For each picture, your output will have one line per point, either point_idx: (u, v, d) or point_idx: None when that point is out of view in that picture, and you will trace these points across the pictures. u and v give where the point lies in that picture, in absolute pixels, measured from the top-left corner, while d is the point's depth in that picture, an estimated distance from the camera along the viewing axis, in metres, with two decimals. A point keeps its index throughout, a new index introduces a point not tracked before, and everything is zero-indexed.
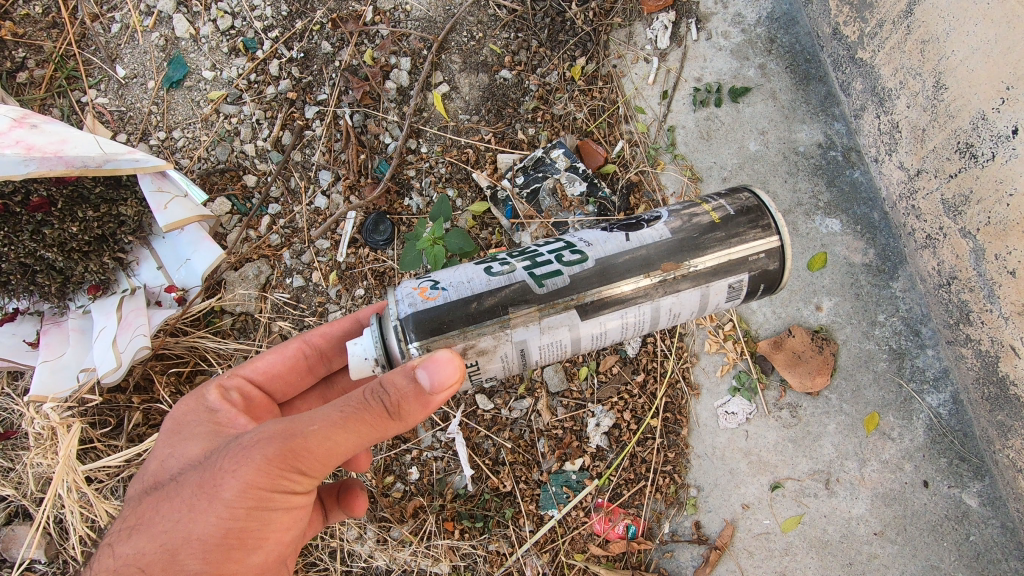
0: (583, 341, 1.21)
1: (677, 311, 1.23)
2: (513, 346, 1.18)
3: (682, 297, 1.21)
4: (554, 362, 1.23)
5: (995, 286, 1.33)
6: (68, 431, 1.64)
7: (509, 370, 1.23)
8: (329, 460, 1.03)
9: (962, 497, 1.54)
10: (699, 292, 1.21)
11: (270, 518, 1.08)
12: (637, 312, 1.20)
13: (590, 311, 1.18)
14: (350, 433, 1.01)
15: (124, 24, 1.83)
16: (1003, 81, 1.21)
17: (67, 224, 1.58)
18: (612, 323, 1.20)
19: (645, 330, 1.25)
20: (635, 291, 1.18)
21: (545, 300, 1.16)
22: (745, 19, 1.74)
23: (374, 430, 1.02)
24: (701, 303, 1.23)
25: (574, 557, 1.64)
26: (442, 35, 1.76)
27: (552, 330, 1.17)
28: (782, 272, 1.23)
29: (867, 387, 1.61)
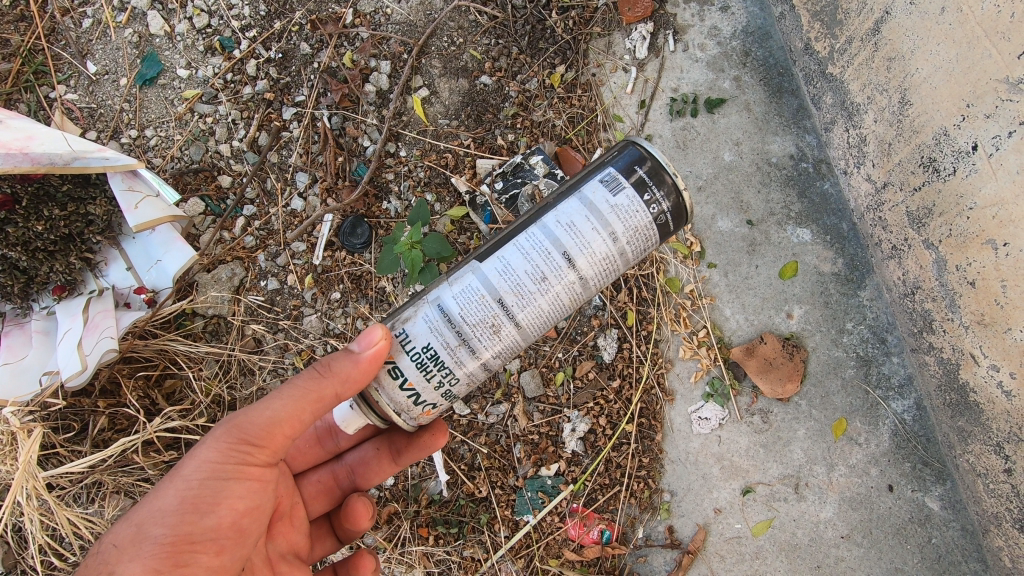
0: (495, 282, 1.18)
1: (568, 224, 1.18)
2: (432, 306, 1.20)
3: (563, 208, 1.20)
4: (480, 316, 1.18)
5: (957, 295, 1.38)
6: (29, 436, 1.57)
7: (439, 336, 1.18)
8: (274, 429, 1.15)
9: (924, 500, 1.59)
10: (575, 196, 1.20)
11: (224, 489, 1.13)
12: (529, 237, 1.20)
13: (488, 254, 1.22)
14: (290, 396, 1.15)
15: (96, 20, 1.79)
16: (963, 99, 1.25)
17: (32, 223, 1.53)
18: (514, 257, 1.19)
19: (551, 252, 1.18)
20: (522, 224, 1.22)
21: (454, 269, 1.26)
22: (721, 31, 1.77)
23: (314, 394, 1.15)
24: (588, 208, 1.18)
25: (549, 563, 1.64)
26: (422, 39, 1.76)
27: (458, 280, 1.21)
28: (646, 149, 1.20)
29: (835, 394, 1.65)
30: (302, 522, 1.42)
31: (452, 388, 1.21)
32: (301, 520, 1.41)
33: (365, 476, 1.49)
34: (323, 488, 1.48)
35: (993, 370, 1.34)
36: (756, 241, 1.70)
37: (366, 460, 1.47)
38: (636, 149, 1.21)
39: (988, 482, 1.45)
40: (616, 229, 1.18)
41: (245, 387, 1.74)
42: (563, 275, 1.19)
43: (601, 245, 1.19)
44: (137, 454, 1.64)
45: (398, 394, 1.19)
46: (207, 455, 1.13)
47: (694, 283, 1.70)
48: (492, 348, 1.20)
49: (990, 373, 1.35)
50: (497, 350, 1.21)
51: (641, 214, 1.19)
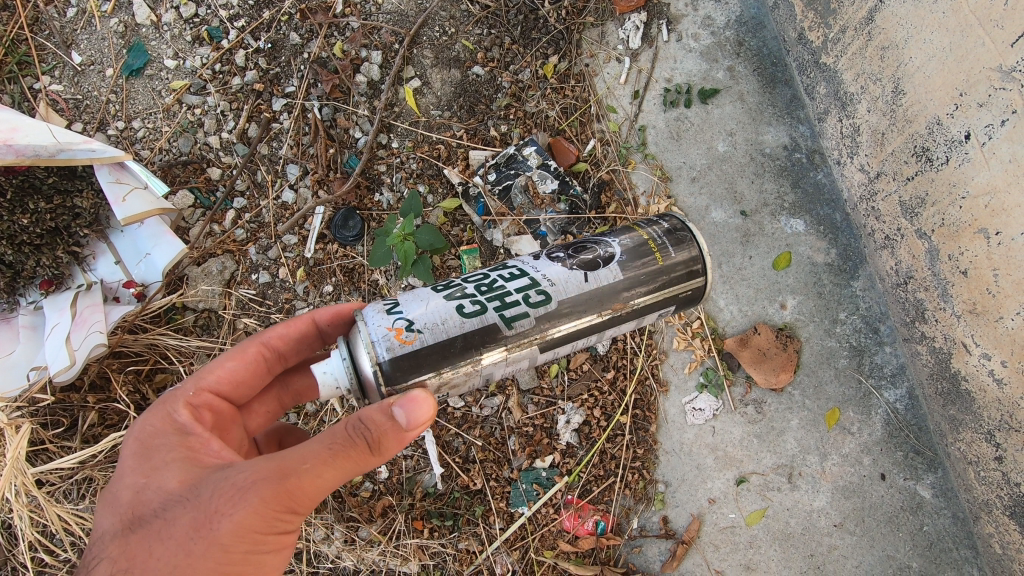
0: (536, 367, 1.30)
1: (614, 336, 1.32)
2: (483, 378, 1.21)
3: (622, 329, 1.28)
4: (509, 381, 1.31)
5: (949, 284, 1.38)
6: (17, 432, 1.57)
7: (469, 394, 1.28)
8: (314, 498, 0.98)
9: (916, 488, 1.60)
10: (637, 323, 1.29)
11: (261, 557, 1.01)
12: (586, 343, 1.28)
13: (550, 347, 1.23)
14: (334, 467, 0.96)
15: (80, 9, 1.76)
16: (957, 87, 1.25)
17: (17, 216, 1.50)
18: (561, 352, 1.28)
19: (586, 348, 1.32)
20: (588, 329, 1.24)
21: (511, 340, 1.18)
22: (715, 21, 1.76)
23: (359, 465, 0.98)
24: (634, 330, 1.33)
25: (544, 554, 1.64)
26: (413, 28, 1.74)
27: (516, 364, 1.21)
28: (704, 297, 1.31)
29: (828, 383, 1.65)
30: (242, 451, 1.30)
31: None
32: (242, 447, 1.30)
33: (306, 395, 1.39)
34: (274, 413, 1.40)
35: (984, 359, 1.35)
36: (749, 231, 1.70)
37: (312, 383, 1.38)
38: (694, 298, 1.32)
39: (979, 470, 1.46)
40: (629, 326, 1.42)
41: None
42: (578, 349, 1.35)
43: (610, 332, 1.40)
44: None
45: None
46: (244, 522, 0.95)
47: None
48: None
49: (981, 361, 1.36)
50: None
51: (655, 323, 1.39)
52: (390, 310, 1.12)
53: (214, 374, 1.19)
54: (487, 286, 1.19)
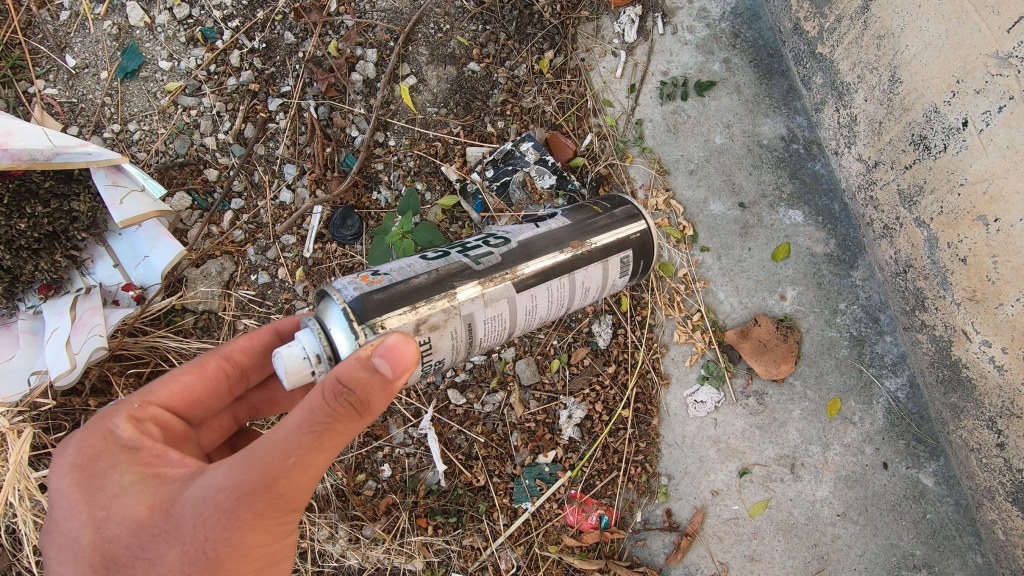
0: (517, 318, 1.32)
1: (587, 286, 1.40)
2: (466, 322, 1.23)
3: (591, 270, 1.39)
4: (496, 339, 1.31)
5: (948, 273, 1.38)
6: (19, 436, 1.57)
7: (455, 350, 1.26)
8: (310, 484, 0.99)
9: (918, 476, 1.61)
10: (600, 266, 1.40)
11: (277, 556, 1.04)
12: (558, 283, 1.34)
13: (523, 283, 1.29)
14: (327, 450, 0.97)
15: (73, 12, 1.75)
16: (953, 75, 1.25)
17: (15, 220, 1.49)
18: (540, 300, 1.33)
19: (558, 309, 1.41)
20: (561, 269, 1.34)
21: (483, 274, 1.25)
22: (710, 13, 1.75)
23: (351, 436, 0.99)
24: (604, 277, 1.42)
25: (548, 549, 1.64)
26: (408, 26, 1.73)
27: (492, 305, 1.26)
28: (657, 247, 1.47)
29: (829, 373, 1.65)
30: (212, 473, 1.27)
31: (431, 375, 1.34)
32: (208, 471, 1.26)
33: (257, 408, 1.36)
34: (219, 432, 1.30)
35: (985, 346, 1.35)
36: (748, 223, 1.70)
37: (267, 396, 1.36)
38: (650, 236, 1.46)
39: (981, 457, 1.46)
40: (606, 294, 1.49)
41: None
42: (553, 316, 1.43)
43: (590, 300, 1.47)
44: None
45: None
46: (250, 537, 0.97)
47: (688, 267, 1.70)
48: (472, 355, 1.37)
49: (982, 349, 1.36)
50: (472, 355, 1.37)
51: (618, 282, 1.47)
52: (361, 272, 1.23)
53: (169, 390, 1.18)
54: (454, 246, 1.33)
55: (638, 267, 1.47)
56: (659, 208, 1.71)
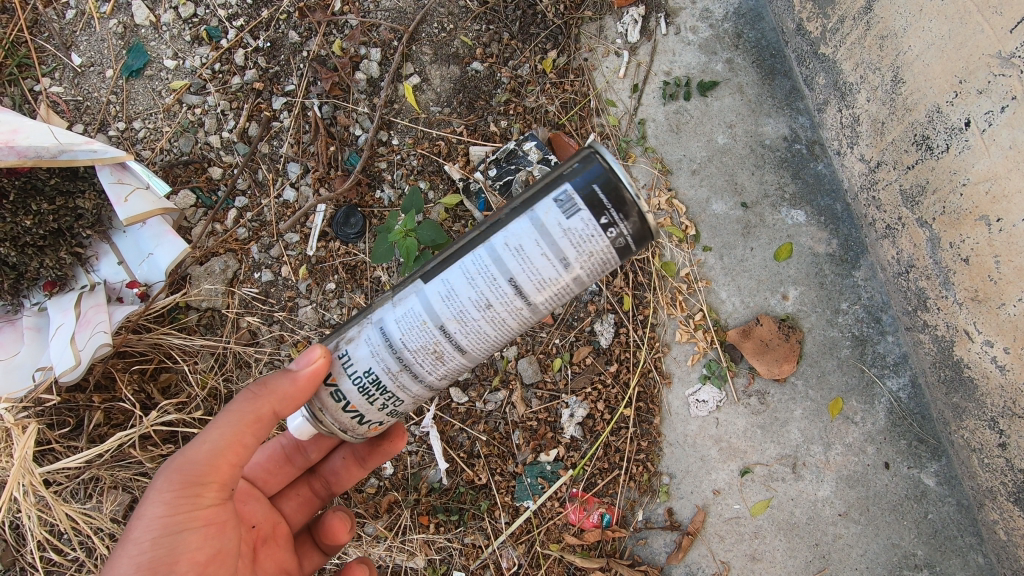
0: (437, 308, 1.09)
1: (517, 247, 1.05)
2: (376, 329, 1.12)
3: (512, 228, 1.06)
4: (422, 343, 1.10)
5: (950, 273, 1.38)
6: (24, 432, 1.56)
7: (381, 360, 1.11)
8: (215, 464, 1.11)
9: (920, 476, 1.61)
10: (519, 217, 1.06)
11: (183, 547, 1.08)
12: (473, 258, 1.08)
13: (431, 273, 1.11)
14: (225, 424, 1.12)
15: (79, 11, 1.76)
16: (955, 75, 1.25)
17: (21, 218, 1.50)
18: (457, 281, 1.08)
19: (497, 280, 1.06)
20: (468, 243, 1.10)
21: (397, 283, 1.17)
22: (713, 14, 1.76)
23: (251, 416, 1.13)
24: (537, 230, 1.03)
25: (550, 548, 1.65)
26: (412, 25, 1.74)
27: (400, 303, 1.12)
28: (609, 164, 1.02)
29: (831, 373, 1.66)
30: (285, 541, 1.34)
31: (398, 407, 1.15)
32: (283, 539, 1.34)
33: (334, 482, 1.42)
34: (301, 505, 1.39)
35: (987, 346, 1.35)
36: (750, 223, 1.70)
37: (337, 471, 1.42)
38: (587, 154, 1.04)
39: (983, 457, 1.46)
40: (568, 257, 1.03)
41: (241, 380, 1.72)
42: (510, 301, 1.07)
43: (550, 273, 1.04)
44: (135, 448, 1.64)
45: (342, 416, 1.14)
46: (156, 511, 1.07)
47: (690, 266, 1.70)
48: (434, 375, 1.13)
49: (984, 349, 1.36)
50: (438, 376, 1.13)
51: (597, 239, 1.03)
52: None
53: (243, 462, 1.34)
54: None
55: (583, 196, 1.02)
56: (662, 207, 1.71)
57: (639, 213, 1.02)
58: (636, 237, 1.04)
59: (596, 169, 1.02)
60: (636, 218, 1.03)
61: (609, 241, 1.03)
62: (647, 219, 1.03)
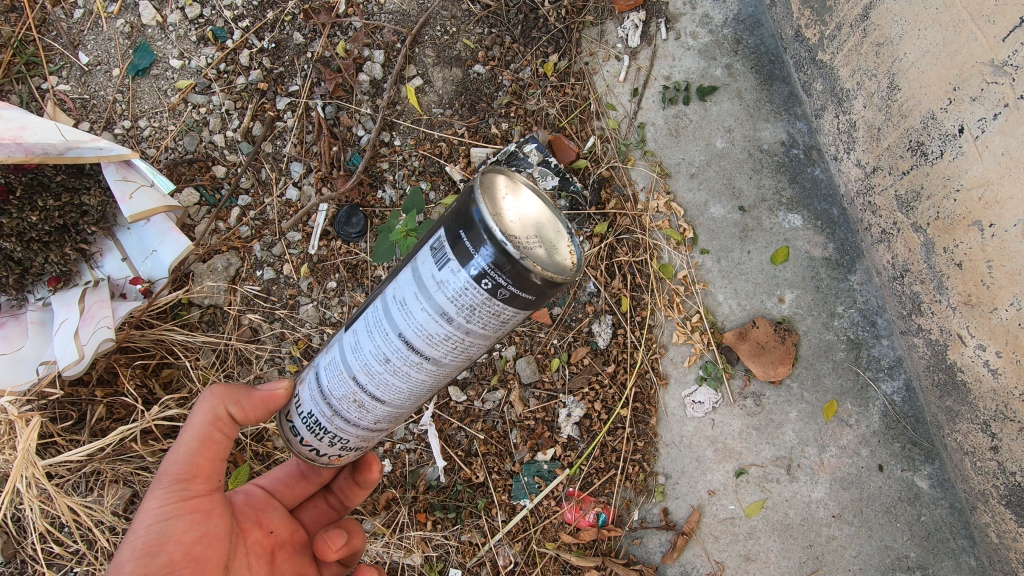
0: (349, 359, 1.06)
1: (401, 298, 0.99)
2: (311, 374, 1.14)
3: (400, 279, 1.01)
4: (341, 392, 1.08)
5: (944, 277, 1.40)
6: (28, 424, 1.58)
7: (317, 403, 1.12)
8: (193, 462, 1.13)
9: (914, 479, 1.62)
10: (408, 270, 1.00)
11: (171, 531, 1.07)
12: (376, 310, 1.04)
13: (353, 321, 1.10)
14: (191, 426, 1.14)
15: (87, 10, 1.79)
16: (950, 83, 1.26)
17: (27, 214, 1.52)
18: (362, 332, 1.05)
19: (389, 334, 1.00)
20: (378, 292, 1.07)
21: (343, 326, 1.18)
22: (713, 19, 1.78)
23: (210, 417, 1.15)
24: (416, 282, 0.97)
25: (546, 546, 1.66)
26: (416, 28, 1.76)
27: (330, 349, 1.12)
28: (471, 203, 0.91)
29: (827, 376, 1.67)
30: (303, 550, 1.30)
31: (349, 442, 1.14)
32: (301, 548, 1.30)
33: (348, 496, 1.39)
34: (319, 517, 1.38)
35: (980, 350, 1.36)
36: (747, 227, 1.72)
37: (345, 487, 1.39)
38: (466, 196, 0.93)
39: (976, 460, 1.48)
40: (448, 312, 0.94)
41: (242, 376, 1.74)
42: (406, 355, 1.00)
43: (438, 329, 0.96)
44: (136, 442, 1.65)
45: (302, 448, 1.16)
46: (149, 503, 1.09)
47: (687, 269, 1.72)
48: (367, 420, 1.10)
49: (977, 352, 1.37)
50: (371, 420, 1.11)
51: (472, 292, 0.92)
52: None
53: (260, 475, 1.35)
54: None
55: (453, 245, 0.92)
56: (660, 210, 1.73)
57: (516, 265, 0.88)
58: (524, 289, 0.90)
59: (468, 215, 0.91)
60: (517, 271, 0.89)
61: (488, 294, 0.91)
62: (534, 269, 0.89)
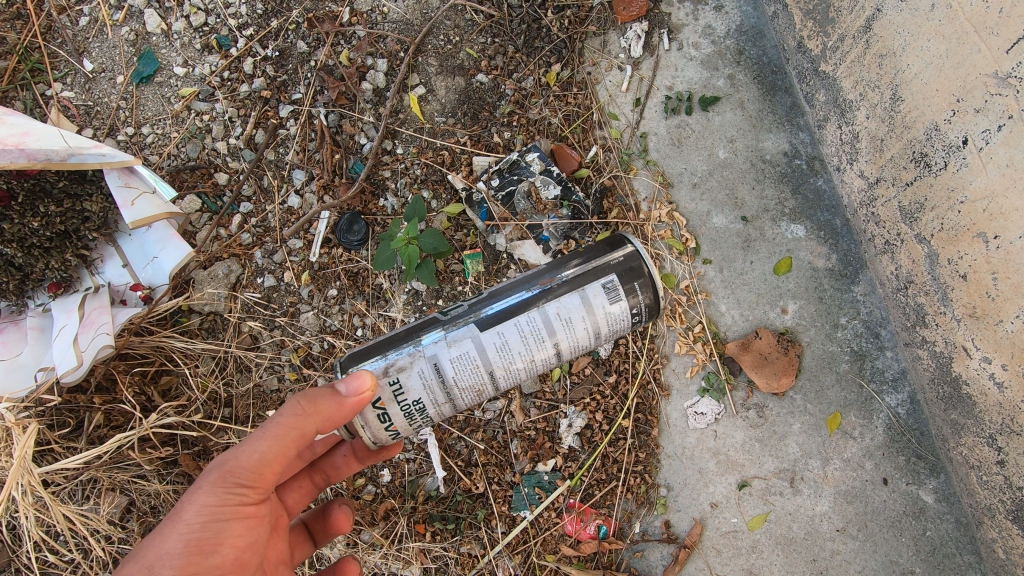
0: (492, 356, 1.29)
1: (565, 316, 1.31)
2: (428, 362, 1.28)
3: (564, 300, 1.31)
4: (467, 379, 1.30)
5: (949, 289, 1.39)
6: (24, 431, 1.57)
7: (432, 392, 1.29)
8: (263, 471, 1.11)
9: (918, 493, 1.60)
10: (576, 294, 1.31)
11: (224, 530, 1.09)
12: (529, 319, 1.30)
13: (488, 323, 1.30)
14: (269, 435, 1.10)
15: (92, 18, 1.79)
16: (953, 94, 1.26)
17: (28, 219, 1.52)
18: (512, 336, 1.30)
19: (545, 340, 1.31)
20: (523, 304, 1.31)
21: (446, 322, 1.32)
22: (715, 30, 1.79)
23: (295, 432, 1.11)
24: (586, 307, 1.31)
25: (546, 558, 1.64)
26: (419, 37, 1.76)
27: (458, 345, 1.28)
28: (645, 267, 1.33)
29: (830, 388, 1.66)
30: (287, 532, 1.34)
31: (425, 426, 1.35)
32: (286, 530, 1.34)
33: (334, 475, 1.43)
34: (302, 495, 1.40)
35: (985, 363, 1.35)
36: (750, 237, 1.71)
37: (337, 466, 1.42)
38: (633, 257, 1.33)
39: (982, 474, 1.46)
40: (601, 329, 1.34)
41: (241, 384, 1.73)
42: (547, 355, 1.33)
43: (585, 338, 1.34)
44: (134, 450, 1.64)
45: (382, 433, 1.29)
46: (205, 500, 1.08)
47: (690, 279, 1.72)
48: (470, 403, 1.35)
49: (982, 365, 1.36)
50: (471, 403, 1.36)
51: (622, 319, 1.35)
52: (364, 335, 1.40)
53: None
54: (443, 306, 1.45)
55: (626, 289, 1.32)
56: (662, 219, 1.73)
57: (650, 306, 1.35)
58: (647, 320, 1.38)
59: (638, 270, 1.33)
60: (653, 308, 1.37)
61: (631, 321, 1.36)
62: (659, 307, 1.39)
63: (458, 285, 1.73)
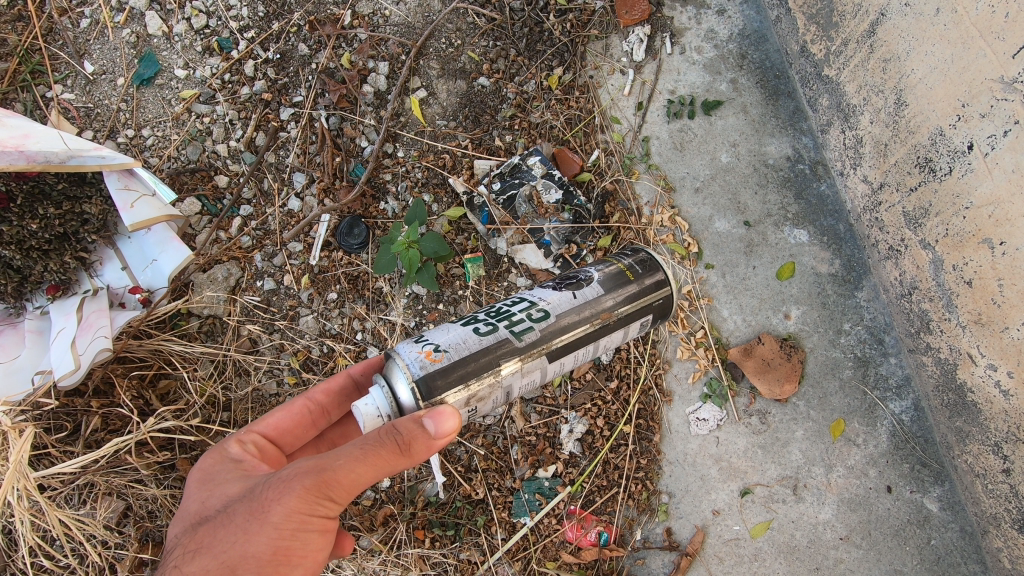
0: (547, 378, 1.39)
1: (608, 345, 1.45)
2: (503, 391, 1.32)
3: (613, 334, 1.43)
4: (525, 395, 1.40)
5: (954, 295, 1.38)
6: (21, 435, 1.55)
7: (491, 409, 1.35)
8: (354, 490, 1.05)
9: (923, 501, 1.58)
10: (623, 331, 1.44)
11: (308, 540, 1.09)
12: (584, 350, 1.40)
13: (556, 355, 1.35)
14: (366, 464, 1.02)
15: (93, 20, 1.79)
16: (958, 98, 1.25)
17: (28, 221, 1.51)
18: (567, 362, 1.39)
19: (586, 359, 1.44)
20: (585, 339, 1.38)
21: (523, 351, 1.30)
22: (718, 35, 1.78)
23: (389, 466, 1.04)
24: (624, 336, 1.46)
25: (546, 566, 1.63)
26: (420, 41, 1.76)
27: (529, 374, 1.33)
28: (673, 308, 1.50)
29: (833, 395, 1.65)
30: None
31: None
32: None
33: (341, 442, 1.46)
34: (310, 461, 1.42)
35: (991, 370, 1.33)
36: (753, 242, 1.70)
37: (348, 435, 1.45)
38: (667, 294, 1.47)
39: (987, 483, 1.44)
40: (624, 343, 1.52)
41: (240, 388, 1.73)
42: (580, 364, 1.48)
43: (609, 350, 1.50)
44: (131, 454, 1.63)
45: None
46: (294, 508, 1.04)
47: (692, 283, 1.71)
48: None
49: (988, 372, 1.34)
50: None
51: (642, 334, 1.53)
52: (417, 338, 1.27)
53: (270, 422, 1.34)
54: (498, 313, 1.34)
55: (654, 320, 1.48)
56: (664, 224, 1.72)
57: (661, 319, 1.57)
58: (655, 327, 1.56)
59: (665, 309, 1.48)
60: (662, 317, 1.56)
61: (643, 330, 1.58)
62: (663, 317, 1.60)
63: (458, 289, 1.71)
